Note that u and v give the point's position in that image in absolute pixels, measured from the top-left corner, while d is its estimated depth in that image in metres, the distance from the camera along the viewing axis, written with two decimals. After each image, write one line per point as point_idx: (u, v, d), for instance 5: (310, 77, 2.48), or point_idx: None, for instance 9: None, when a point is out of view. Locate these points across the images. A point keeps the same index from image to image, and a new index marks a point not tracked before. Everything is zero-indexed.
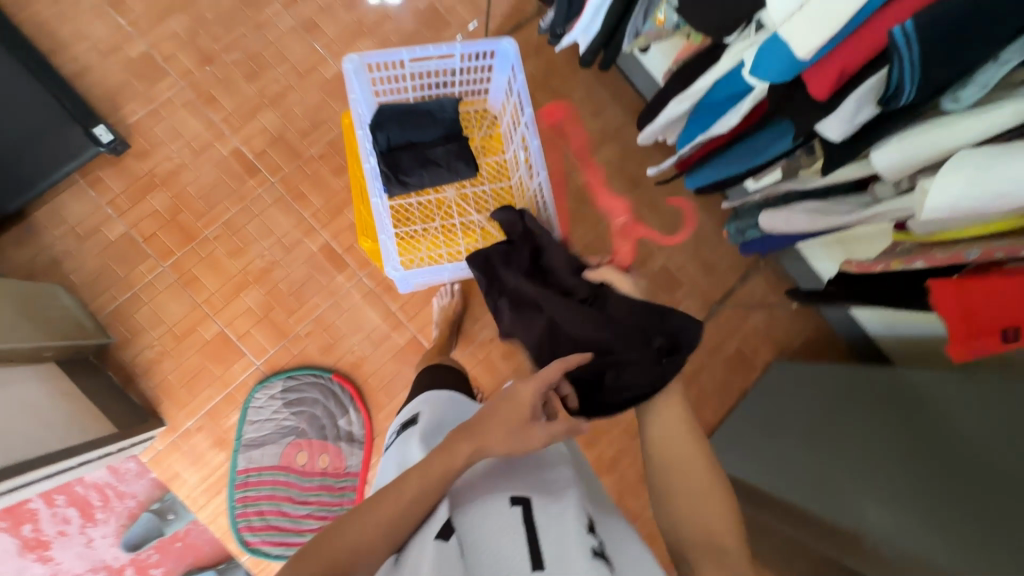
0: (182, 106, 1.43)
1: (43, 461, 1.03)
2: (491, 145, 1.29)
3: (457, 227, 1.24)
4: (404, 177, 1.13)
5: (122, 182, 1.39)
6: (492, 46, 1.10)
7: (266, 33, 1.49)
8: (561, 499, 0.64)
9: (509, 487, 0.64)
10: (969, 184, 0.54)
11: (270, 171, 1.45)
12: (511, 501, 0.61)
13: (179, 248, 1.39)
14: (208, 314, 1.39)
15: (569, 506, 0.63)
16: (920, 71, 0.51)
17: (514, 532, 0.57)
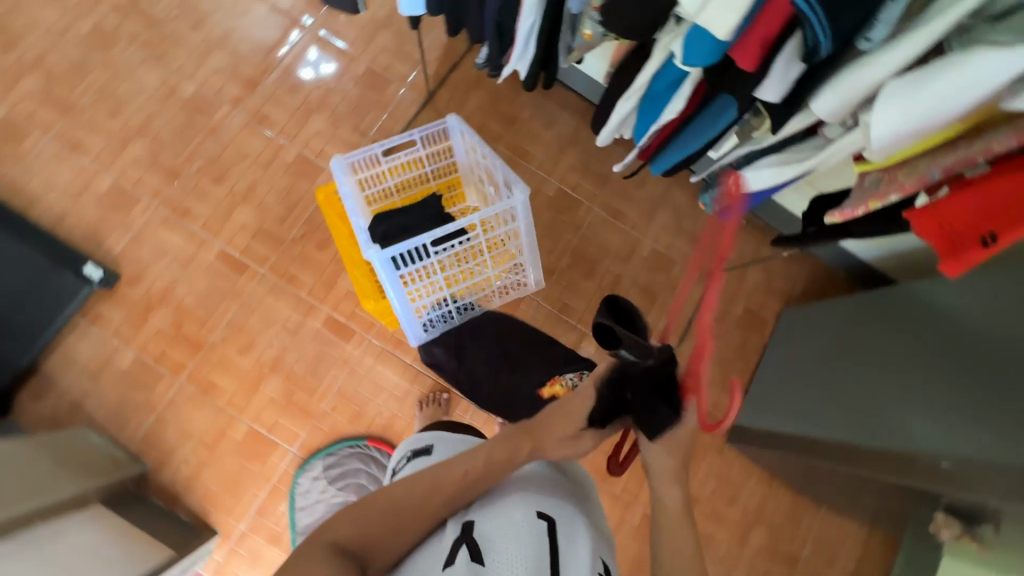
0: (160, 224, 1.47)
1: None
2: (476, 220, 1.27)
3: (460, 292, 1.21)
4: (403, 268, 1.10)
5: (120, 311, 1.41)
6: (448, 125, 1.09)
7: (222, 135, 1.54)
8: (578, 523, 0.70)
9: (537, 500, 0.70)
10: (904, 111, 0.62)
11: (258, 262, 1.48)
12: (539, 515, 0.67)
13: (189, 359, 1.42)
14: (234, 416, 1.40)
15: (585, 535, 0.69)
16: (831, 25, 0.56)
17: (538, 546, 0.64)
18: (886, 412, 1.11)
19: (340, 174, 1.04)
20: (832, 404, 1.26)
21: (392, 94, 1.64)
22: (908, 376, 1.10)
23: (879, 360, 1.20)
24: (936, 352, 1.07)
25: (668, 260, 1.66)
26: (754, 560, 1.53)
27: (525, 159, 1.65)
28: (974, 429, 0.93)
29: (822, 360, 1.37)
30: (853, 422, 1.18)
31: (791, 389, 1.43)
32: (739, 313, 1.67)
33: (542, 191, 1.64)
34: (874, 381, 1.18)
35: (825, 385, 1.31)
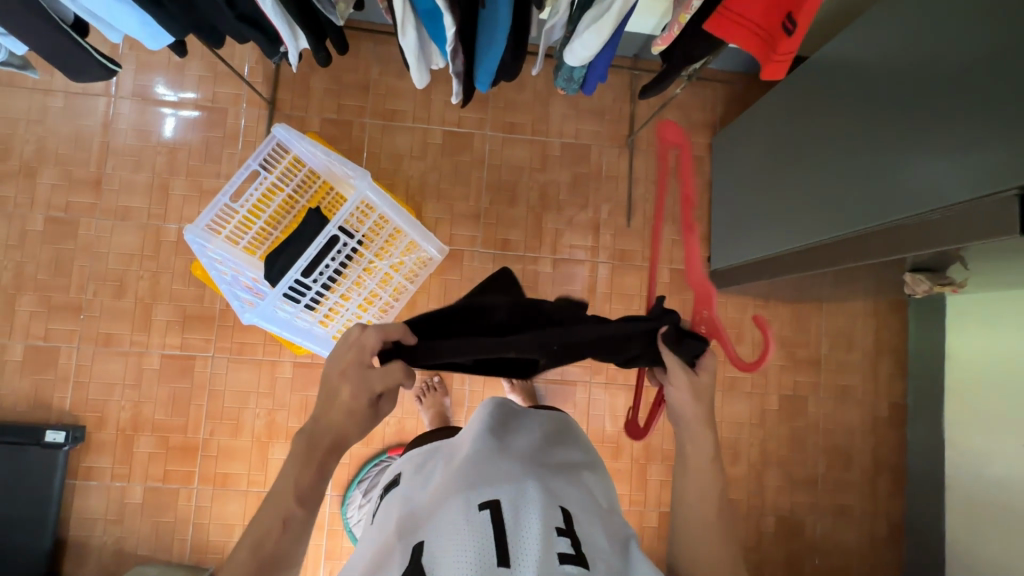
0: (92, 360, 1.42)
1: None
2: None
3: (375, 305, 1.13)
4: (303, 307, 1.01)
5: (107, 455, 1.40)
6: (279, 138, 1.00)
7: (98, 247, 1.45)
8: (526, 488, 0.65)
9: (479, 485, 0.65)
10: None
11: (202, 348, 1.44)
12: (481, 506, 0.62)
13: (193, 464, 1.42)
14: (262, 490, 1.43)
15: (536, 499, 0.65)
16: None
17: (482, 540, 0.59)
18: (866, 189, 1.01)
19: (201, 244, 0.96)
20: (810, 208, 1.17)
21: (234, 121, 1.51)
22: (868, 144, 1.00)
23: (835, 144, 1.10)
24: (884, 109, 0.97)
25: (582, 147, 1.57)
26: (781, 379, 1.57)
27: (397, 118, 1.53)
28: (950, 166, 0.84)
29: (782, 168, 1.28)
30: (839, 214, 1.08)
31: (764, 215, 1.34)
32: (672, 163, 1.60)
33: (430, 143, 1.54)
34: (837, 168, 1.09)
35: (797, 194, 1.22)
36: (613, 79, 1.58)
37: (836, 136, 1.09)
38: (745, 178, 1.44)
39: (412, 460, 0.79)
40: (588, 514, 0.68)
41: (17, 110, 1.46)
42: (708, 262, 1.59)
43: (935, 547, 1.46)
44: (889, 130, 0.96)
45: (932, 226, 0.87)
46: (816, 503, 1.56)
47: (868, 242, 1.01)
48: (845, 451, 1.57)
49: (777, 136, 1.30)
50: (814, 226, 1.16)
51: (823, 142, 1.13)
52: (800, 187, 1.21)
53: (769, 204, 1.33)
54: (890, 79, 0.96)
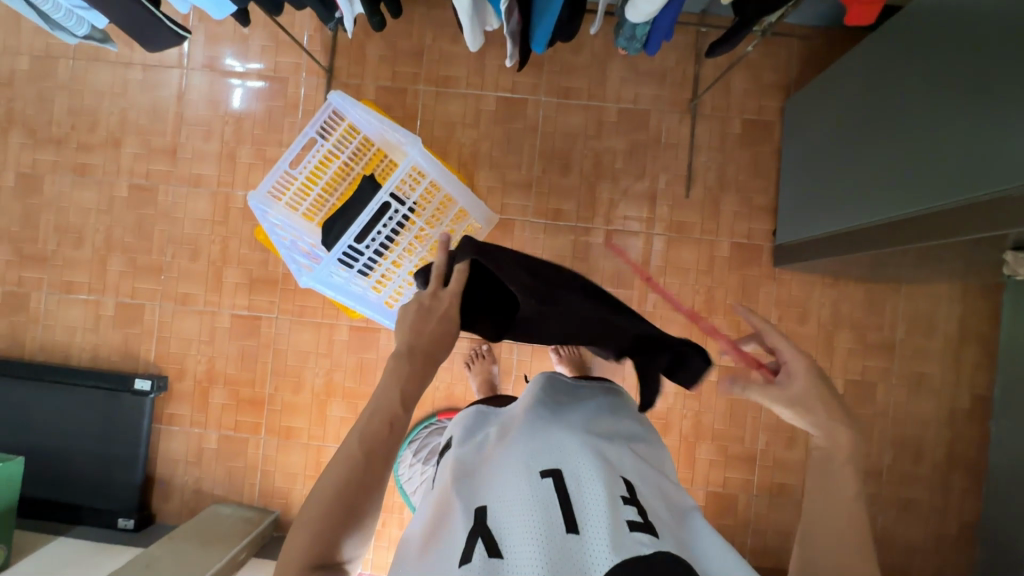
0: (172, 317, 1.55)
1: None
2: None
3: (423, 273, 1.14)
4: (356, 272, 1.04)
5: (186, 404, 1.54)
6: (335, 104, 1.02)
7: (175, 213, 1.55)
8: (588, 455, 0.61)
9: (538, 453, 0.61)
10: None
11: (268, 309, 1.53)
12: (542, 474, 0.58)
13: (260, 416, 1.53)
14: (321, 444, 1.52)
15: (598, 465, 0.60)
16: None
17: (547, 507, 0.55)
18: (967, 154, 0.88)
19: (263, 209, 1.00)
20: (896, 178, 1.05)
21: (294, 91, 1.54)
22: (973, 103, 0.88)
23: (931, 105, 0.97)
24: (988, 68, 0.85)
25: (641, 112, 1.50)
26: (847, 362, 1.48)
27: (451, 85, 1.51)
28: None
29: (868, 132, 1.15)
30: (935, 182, 0.95)
31: (842, 184, 1.23)
32: (738, 130, 1.49)
33: (483, 110, 1.51)
34: (934, 132, 0.96)
35: (880, 163, 1.10)
36: (678, 38, 1.48)
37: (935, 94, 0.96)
38: (821, 142, 1.32)
39: (461, 423, 0.75)
40: (652, 484, 0.63)
41: (103, 83, 1.56)
42: (773, 236, 1.50)
43: (1013, 549, 1.36)
44: (1000, 85, 0.82)
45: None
46: (878, 494, 1.47)
47: (960, 218, 0.90)
48: (916, 443, 1.47)
49: (865, 93, 1.17)
50: (902, 196, 1.04)
51: (918, 101, 1.00)
52: (888, 152, 1.08)
53: (849, 171, 1.21)
54: (1001, 27, 0.82)
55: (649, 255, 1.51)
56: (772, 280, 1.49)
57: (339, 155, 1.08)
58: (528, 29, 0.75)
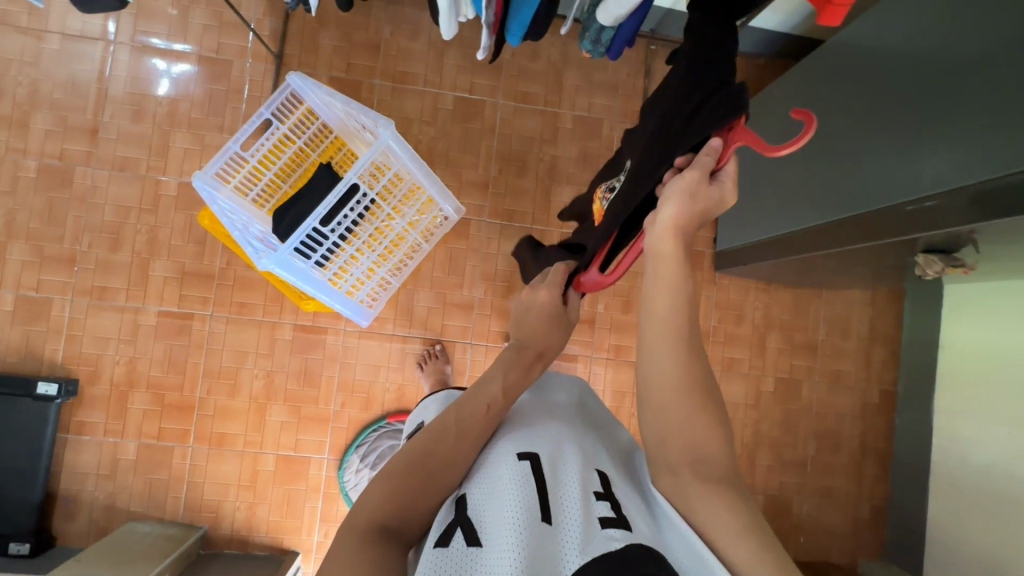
0: (86, 313, 1.39)
1: None
2: None
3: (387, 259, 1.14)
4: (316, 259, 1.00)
5: (100, 410, 1.38)
6: (295, 84, 0.96)
7: (93, 198, 1.41)
8: (562, 446, 0.62)
9: (514, 442, 0.62)
10: None
11: (201, 306, 1.42)
12: (518, 460, 0.58)
13: (189, 422, 1.40)
14: (258, 451, 1.42)
15: (573, 456, 0.61)
16: None
17: (527, 493, 0.54)
18: (882, 170, 0.99)
19: (211, 192, 0.93)
20: (828, 185, 1.14)
21: (239, 75, 1.46)
22: (889, 127, 0.98)
23: (852, 127, 1.08)
24: (914, 89, 0.94)
25: (594, 121, 1.55)
26: (778, 361, 1.60)
27: (408, 81, 1.49)
28: (966, 151, 0.83)
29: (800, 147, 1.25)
30: (851, 196, 1.06)
31: (778, 191, 1.31)
32: None
33: (440, 107, 1.50)
34: (852, 151, 1.07)
35: (811, 173, 1.19)
36: (630, 53, 1.56)
37: (857, 115, 1.07)
38: (753, 157, 1.44)
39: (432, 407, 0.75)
40: (628, 476, 0.64)
41: (11, 50, 1.39)
42: (713, 243, 1.60)
43: (916, 527, 1.51)
44: (914, 113, 0.93)
45: (955, 202, 0.84)
46: (804, 484, 1.59)
47: (882, 220, 0.98)
48: (836, 435, 1.61)
49: (796, 114, 1.28)
50: (823, 208, 1.15)
51: (841, 123, 1.12)
52: (811, 168, 1.20)
53: (778, 184, 1.32)
54: (917, 63, 0.94)
55: None
56: (712, 284, 1.59)
57: (296, 140, 1.03)
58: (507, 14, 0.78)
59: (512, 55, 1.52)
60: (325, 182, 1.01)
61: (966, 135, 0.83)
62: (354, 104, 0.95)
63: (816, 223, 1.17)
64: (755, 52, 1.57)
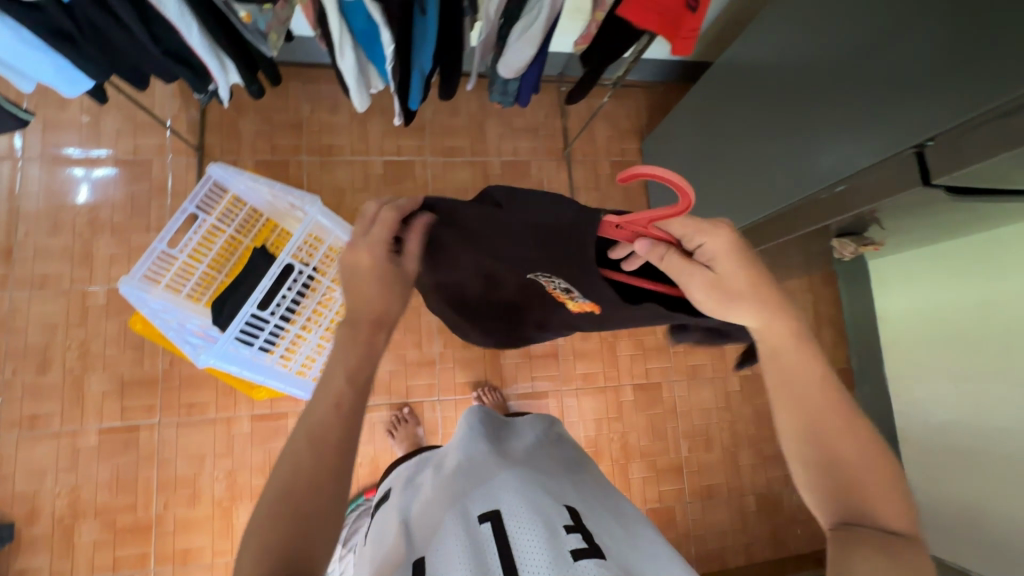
0: (16, 446, 1.28)
1: None
2: None
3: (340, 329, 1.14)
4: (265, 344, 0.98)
5: (43, 551, 1.25)
6: (217, 175, 0.96)
7: (14, 322, 1.32)
8: (528, 490, 0.61)
9: (479, 500, 0.61)
10: None
11: (147, 414, 1.33)
12: (479, 519, 0.58)
13: (147, 544, 1.29)
14: (229, 560, 1.32)
15: (541, 499, 0.60)
16: None
17: (484, 550, 0.54)
18: (795, 169, 1.06)
19: (140, 295, 0.90)
20: (750, 189, 1.21)
21: (160, 172, 1.44)
22: (790, 129, 1.06)
23: (760, 133, 1.16)
24: (800, 94, 1.04)
25: (522, 163, 1.62)
26: (738, 359, 1.65)
27: (335, 153, 1.52)
28: (864, 140, 0.90)
29: (716, 157, 1.33)
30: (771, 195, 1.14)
31: (708, 200, 1.38)
32: (608, 170, 1.67)
33: (370, 173, 1.53)
34: (765, 154, 1.15)
35: (733, 179, 1.27)
36: (544, 96, 1.65)
37: (761, 122, 1.15)
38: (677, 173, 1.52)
39: (412, 476, 0.77)
40: (594, 505, 0.65)
41: None
42: None
43: None
44: (809, 113, 1.01)
45: (859, 186, 0.92)
46: (789, 476, 1.62)
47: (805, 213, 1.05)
48: None
49: (705, 129, 1.37)
50: (751, 211, 1.22)
51: (749, 130, 1.20)
52: (732, 177, 1.27)
53: (705, 194, 1.39)
54: (802, 69, 1.03)
55: None
56: None
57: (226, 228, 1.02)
58: (407, 75, 0.76)
59: (433, 113, 1.58)
60: (262, 266, 1.00)
61: (861, 127, 0.91)
62: (281, 185, 0.95)
63: (745, 226, 1.24)
64: (657, 81, 1.70)
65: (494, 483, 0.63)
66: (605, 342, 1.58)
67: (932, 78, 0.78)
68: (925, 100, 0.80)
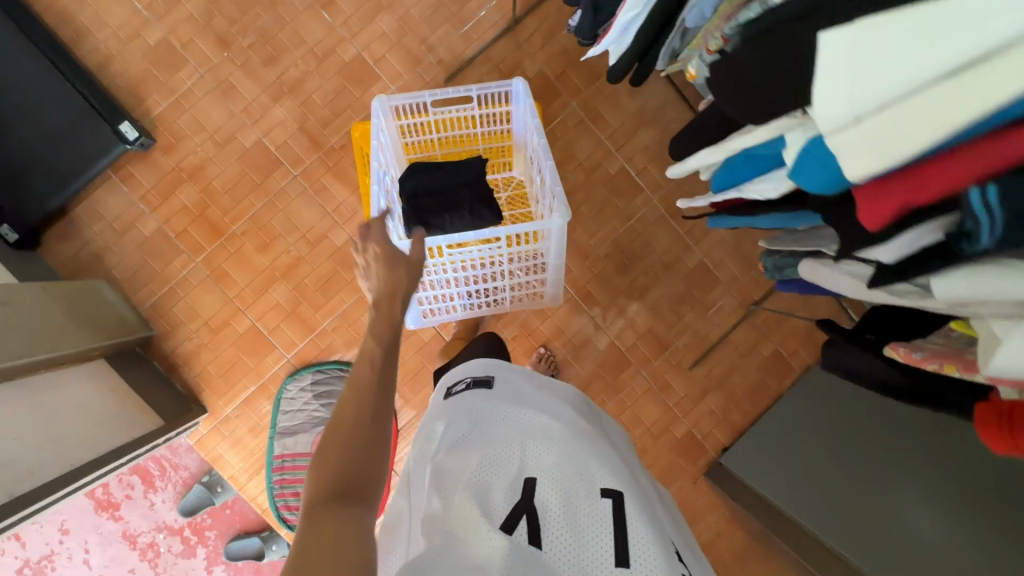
0: (203, 96, 1.39)
1: (113, 457, 1.10)
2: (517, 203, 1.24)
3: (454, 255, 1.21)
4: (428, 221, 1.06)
5: (151, 177, 1.38)
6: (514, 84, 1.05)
7: (282, 12, 1.40)
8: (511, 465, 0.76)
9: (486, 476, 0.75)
10: None
11: (292, 163, 1.41)
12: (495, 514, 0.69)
13: (208, 242, 1.40)
14: (240, 309, 1.42)
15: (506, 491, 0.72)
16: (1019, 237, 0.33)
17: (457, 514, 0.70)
18: (841, 498, 1.16)
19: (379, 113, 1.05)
20: (813, 471, 1.25)
21: (473, 9, 1.43)
22: (868, 470, 1.13)
23: (852, 448, 1.18)
24: (885, 461, 1.10)
25: (712, 277, 1.53)
26: None
27: (599, 125, 1.47)
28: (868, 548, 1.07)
29: (827, 441, 1.25)
30: (806, 490, 1.25)
31: (787, 442, 1.38)
32: (766, 353, 1.54)
33: (602, 166, 1.49)
34: (836, 463, 1.21)
35: (818, 445, 1.28)
36: None
37: (858, 440, 1.18)
38: (808, 392, 1.44)
39: (504, 388, 0.91)
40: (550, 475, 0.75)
41: None
42: (722, 451, 1.54)
43: None
44: (887, 480, 1.09)
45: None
46: None
47: (812, 511, 1.21)
48: None
49: (843, 392, 1.28)
50: (787, 477, 1.32)
51: (851, 435, 1.20)
52: (810, 445, 1.30)
53: (787, 439, 1.39)
54: (928, 453, 1.02)
55: (629, 388, 1.53)
56: (692, 480, 1.55)
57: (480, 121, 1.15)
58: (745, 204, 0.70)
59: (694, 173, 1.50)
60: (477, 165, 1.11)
61: (873, 546, 1.06)
62: (538, 140, 1.04)
63: (777, 497, 1.31)
64: None
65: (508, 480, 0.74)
66: None
67: (924, 542, 0.98)
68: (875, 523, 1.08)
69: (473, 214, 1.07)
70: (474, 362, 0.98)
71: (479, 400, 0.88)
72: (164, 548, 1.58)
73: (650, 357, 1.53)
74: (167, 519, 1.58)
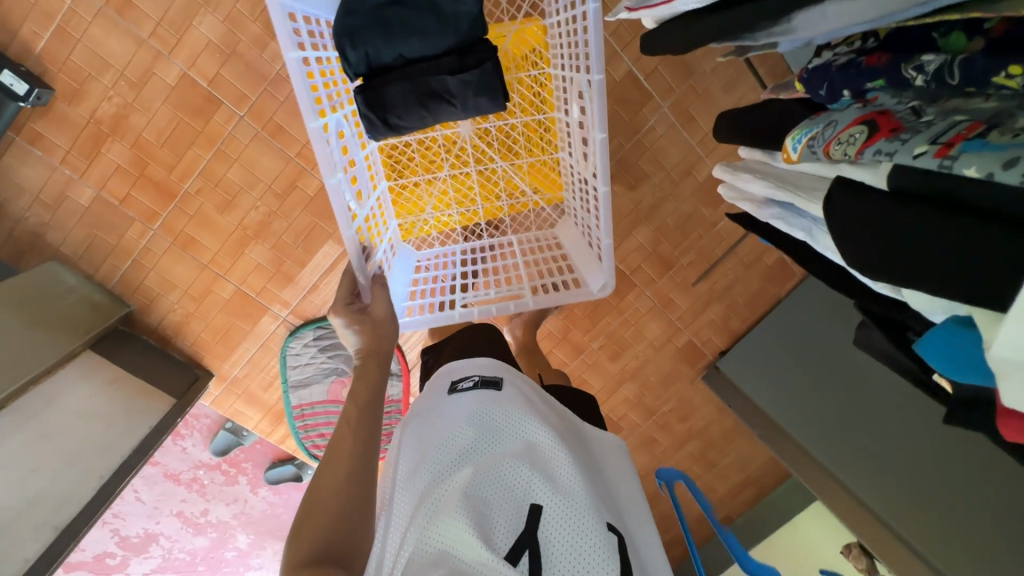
0: (94, 19, 1.07)
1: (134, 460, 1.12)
2: (523, 59, 1.15)
3: (438, 140, 1.18)
4: (395, 120, 1.00)
5: (66, 134, 1.14)
6: None
7: None
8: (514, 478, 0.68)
9: (487, 490, 0.66)
10: None
11: (233, 101, 1.16)
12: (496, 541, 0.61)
13: (162, 207, 1.23)
14: (219, 275, 1.31)
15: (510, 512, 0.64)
16: None
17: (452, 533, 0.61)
18: (830, 427, 1.33)
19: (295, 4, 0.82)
20: (806, 398, 1.40)
21: None
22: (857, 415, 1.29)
23: (852, 392, 1.31)
24: (878, 415, 1.25)
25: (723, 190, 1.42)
26: (682, 460, 1.74)
27: (601, 16, 1.21)
28: (845, 472, 1.28)
29: (827, 374, 1.37)
30: (793, 412, 1.41)
31: (783, 363, 1.48)
32: (769, 263, 1.51)
33: (606, 70, 1.26)
34: (833, 401, 1.34)
35: (813, 383, 1.40)
36: None
37: (858, 389, 1.30)
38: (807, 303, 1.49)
39: (515, 388, 0.81)
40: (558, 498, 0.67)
41: None
42: (719, 355, 1.61)
43: None
44: (877, 433, 1.25)
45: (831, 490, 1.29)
46: None
47: (805, 425, 1.38)
48: (686, 538, 1.86)
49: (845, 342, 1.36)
50: (776, 396, 1.46)
51: (850, 373, 1.32)
52: (805, 373, 1.42)
53: (785, 356, 1.49)
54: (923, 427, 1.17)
55: (633, 307, 1.53)
56: (690, 382, 1.65)
57: None
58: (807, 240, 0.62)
59: (710, 70, 1.29)
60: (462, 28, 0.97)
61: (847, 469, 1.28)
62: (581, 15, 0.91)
63: (767, 407, 1.46)
64: None
65: (512, 501, 0.66)
66: (619, 375, 1.62)
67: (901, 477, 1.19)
68: (855, 452, 1.28)
69: (464, 110, 1.01)
70: (480, 362, 0.87)
71: (484, 398, 0.78)
72: (207, 480, 1.71)
73: (654, 276, 1.50)
74: (201, 458, 1.67)
